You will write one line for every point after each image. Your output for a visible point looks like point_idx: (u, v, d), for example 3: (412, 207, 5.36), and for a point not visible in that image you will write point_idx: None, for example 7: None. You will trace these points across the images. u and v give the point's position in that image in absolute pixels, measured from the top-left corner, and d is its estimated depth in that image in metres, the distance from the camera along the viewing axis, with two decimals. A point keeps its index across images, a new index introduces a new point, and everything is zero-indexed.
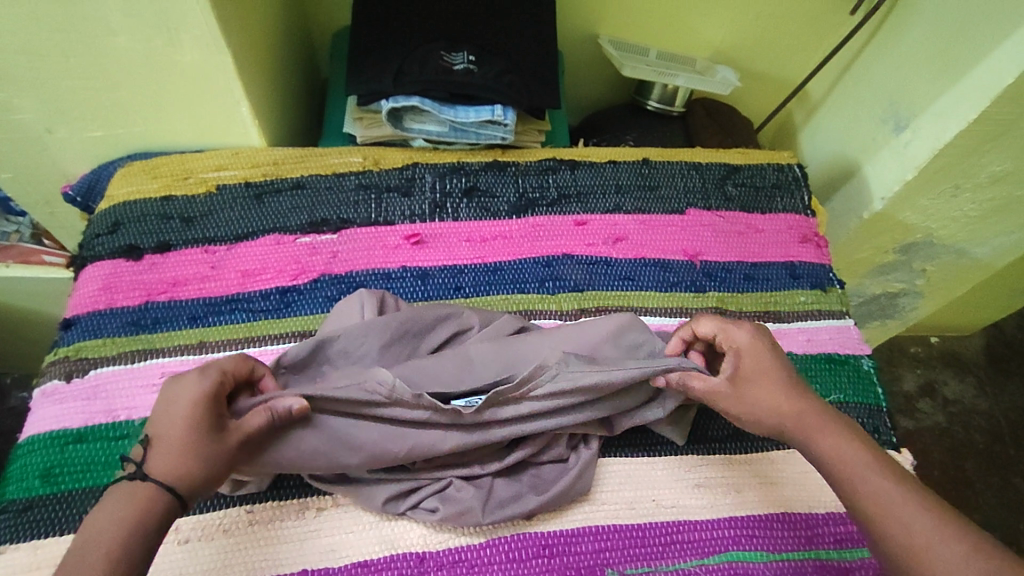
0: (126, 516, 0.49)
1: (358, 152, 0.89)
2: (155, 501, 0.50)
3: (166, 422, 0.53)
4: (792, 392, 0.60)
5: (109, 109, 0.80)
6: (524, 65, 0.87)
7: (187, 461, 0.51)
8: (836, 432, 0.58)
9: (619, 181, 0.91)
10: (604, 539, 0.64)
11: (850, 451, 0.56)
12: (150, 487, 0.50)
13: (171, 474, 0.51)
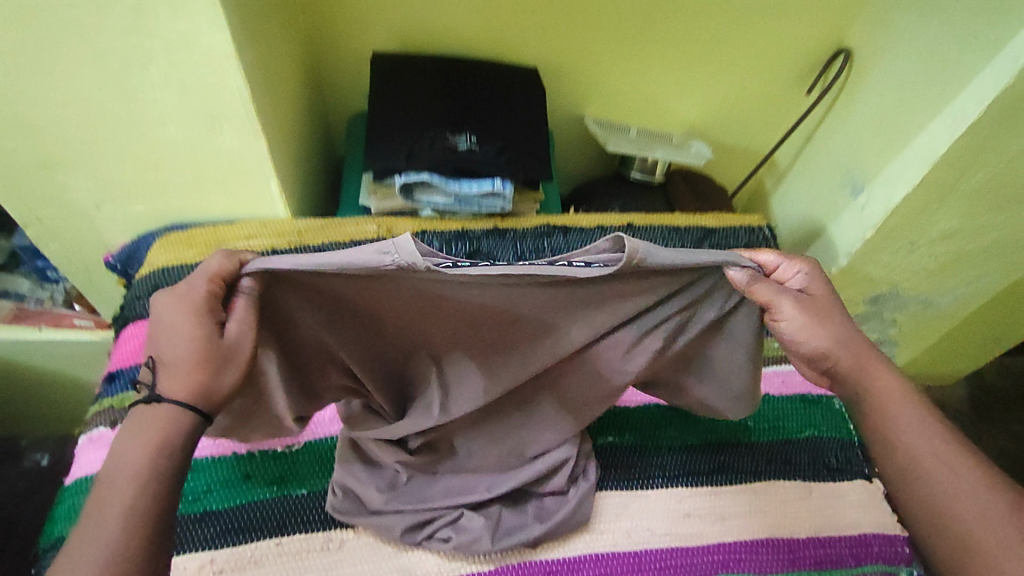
0: (149, 437, 0.52)
1: (373, 221, 1.00)
2: (170, 420, 0.53)
3: (165, 350, 0.55)
4: (850, 329, 0.64)
5: (153, 187, 0.90)
6: (520, 144, 0.99)
7: (197, 377, 0.53)
8: (889, 377, 0.63)
9: (605, 243, 1.01)
10: (604, 565, 0.70)
11: (900, 398, 0.62)
12: (162, 406, 0.53)
13: (178, 391, 0.54)
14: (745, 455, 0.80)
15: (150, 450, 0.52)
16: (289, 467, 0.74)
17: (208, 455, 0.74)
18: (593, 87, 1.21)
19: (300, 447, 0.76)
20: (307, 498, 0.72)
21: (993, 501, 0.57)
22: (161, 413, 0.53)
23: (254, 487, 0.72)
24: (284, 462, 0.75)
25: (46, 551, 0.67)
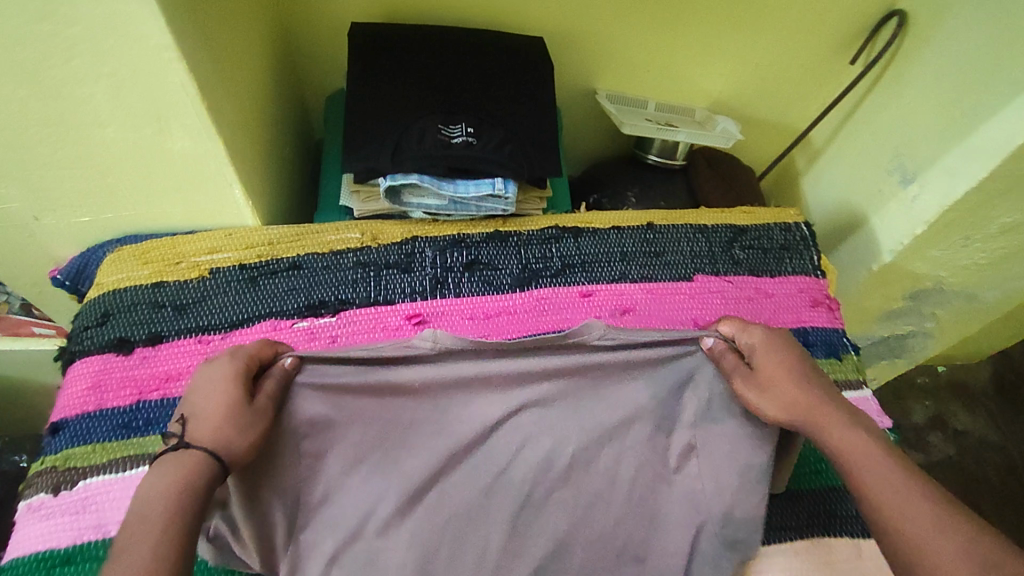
0: (174, 481, 0.54)
1: (356, 227, 0.86)
2: (205, 467, 0.55)
3: (205, 422, 0.57)
4: (807, 386, 0.62)
5: (98, 195, 0.77)
6: (528, 133, 0.84)
7: (232, 430, 0.58)
8: (849, 424, 0.59)
9: (622, 248, 0.88)
10: (586, 545, 0.66)
11: (861, 441, 0.58)
12: (201, 455, 0.56)
13: (230, 446, 0.57)
14: (785, 511, 0.72)
15: (173, 492, 0.53)
16: None
17: None
18: (606, 57, 1.05)
19: None
20: None
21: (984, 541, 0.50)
22: (191, 459, 0.55)
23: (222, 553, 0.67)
24: None
25: None
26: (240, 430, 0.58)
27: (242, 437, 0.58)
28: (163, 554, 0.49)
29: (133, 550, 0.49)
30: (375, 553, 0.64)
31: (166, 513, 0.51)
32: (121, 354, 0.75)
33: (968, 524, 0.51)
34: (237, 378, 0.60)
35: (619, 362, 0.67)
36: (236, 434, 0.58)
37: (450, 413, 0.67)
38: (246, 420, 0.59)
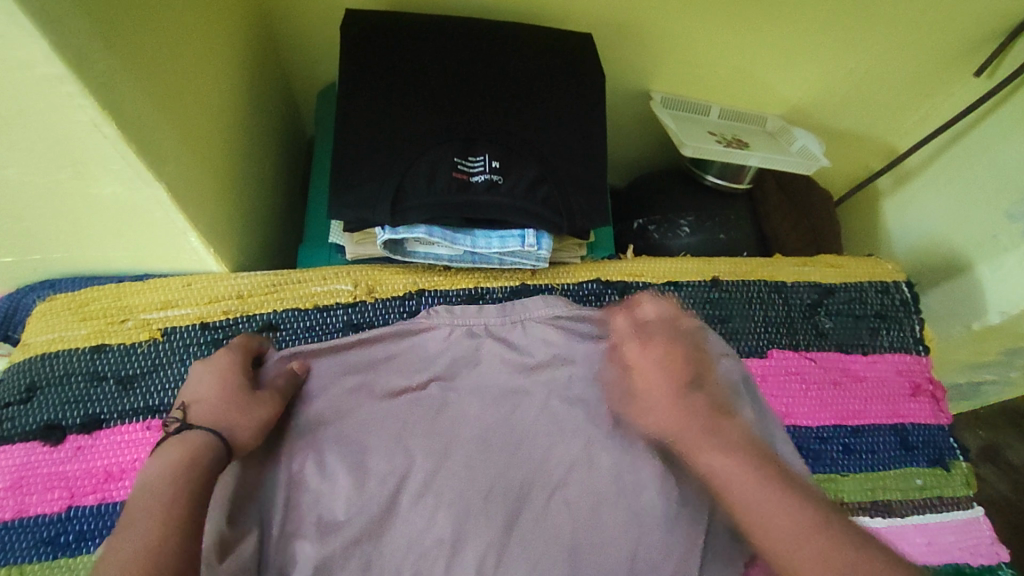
0: (180, 460, 0.49)
1: (347, 275, 0.69)
2: (213, 445, 0.51)
3: (208, 406, 0.54)
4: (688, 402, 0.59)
5: (17, 238, 0.60)
6: (569, 170, 0.66)
7: (232, 412, 0.54)
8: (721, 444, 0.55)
9: (678, 310, 0.71)
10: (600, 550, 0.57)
11: (727, 461, 0.53)
12: (210, 432, 0.51)
13: (238, 426, 0.53)
14: None
15: (184, 467, 0.48)
16: None
17: None
18: (663, 55, 0.85)
19: None
20: None
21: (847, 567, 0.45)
22: (201, 435, 0.51)
23: None
24: None
25: None
26: (244, 413, 0.54)
27: (249, 420, 0.54)
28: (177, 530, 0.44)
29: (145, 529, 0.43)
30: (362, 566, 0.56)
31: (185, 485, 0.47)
32: (48, 444, 0.60)
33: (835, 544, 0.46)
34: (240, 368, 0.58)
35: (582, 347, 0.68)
36: (243, 414, 0.54)
37: (441, 405, 0.64)
38: (255, 404, 0.55)
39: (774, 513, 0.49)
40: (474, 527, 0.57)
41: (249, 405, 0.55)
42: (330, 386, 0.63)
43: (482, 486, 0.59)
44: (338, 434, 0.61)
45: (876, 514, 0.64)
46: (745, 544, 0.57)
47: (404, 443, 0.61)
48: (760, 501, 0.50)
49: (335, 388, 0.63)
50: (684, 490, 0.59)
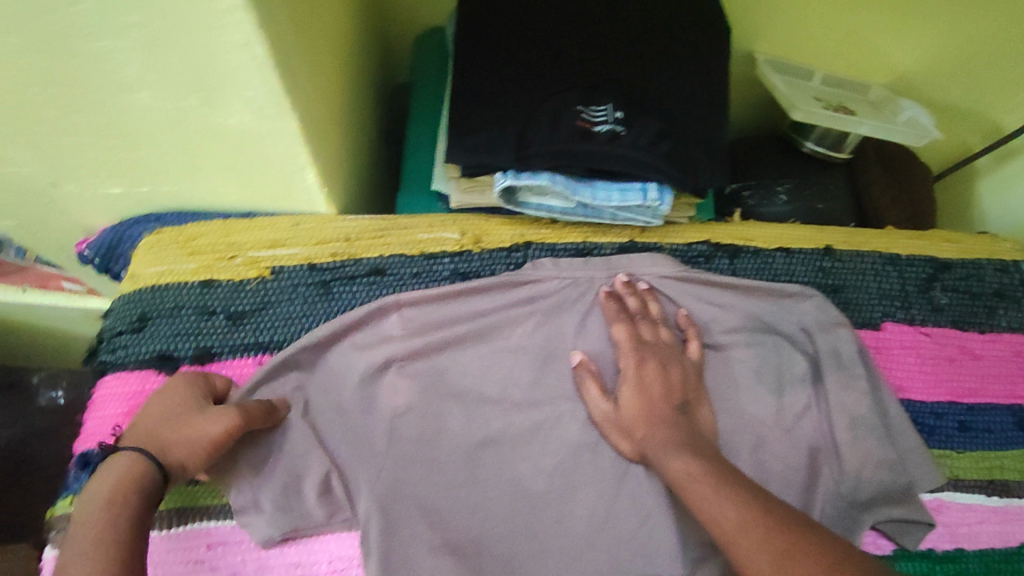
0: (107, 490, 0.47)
1: (453, 224, 0.68)
2: (143, 473, 0.49)
3: (147, 432, 0.51)
4: (649, 396, 0.58)
5: (133, 167, 0.59)
6: (694, 124, 0.63)
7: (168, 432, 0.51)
8: (691, 454, 0.55)
9: (791, 277, 0.69)
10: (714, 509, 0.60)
11: (695, 464, 0.54)
12: (142, 458, 0.49)
13: (174, 449, 0.51)
14: None
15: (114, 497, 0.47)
16: None
17: None
18: (774, 11, 0.82)
19: None
20: None
21: None
22: (131, 462, 0.49)
23: None
24: None
25: None
26: (178, 431, 0.51)
27: (189, 444, 0.51)
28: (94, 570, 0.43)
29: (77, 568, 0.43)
30: (479, 505, 0.58)
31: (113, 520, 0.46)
32: (162, 373, 0.60)
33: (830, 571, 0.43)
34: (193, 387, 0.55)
35: (708, 305, 0.66)
36: (180, 437, 0.51)
37: (554, 355, 0.63)
38: (192, 425, 0.51)
39: (733, 514, 0.50)
40: (583, 478, 0.59)
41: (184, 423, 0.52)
42: (441, 329, 0.62)
43: (585, 436, 0.60)
44: (449, 380, 0.61)
45: (993, 495, 0.63)
46: (859, 518, 0.59)
47: (516, 394, 0.61)
48: (723, 506, 0.50)
49: (451, 330, 0.62)
50: (789, 457, 0.61)
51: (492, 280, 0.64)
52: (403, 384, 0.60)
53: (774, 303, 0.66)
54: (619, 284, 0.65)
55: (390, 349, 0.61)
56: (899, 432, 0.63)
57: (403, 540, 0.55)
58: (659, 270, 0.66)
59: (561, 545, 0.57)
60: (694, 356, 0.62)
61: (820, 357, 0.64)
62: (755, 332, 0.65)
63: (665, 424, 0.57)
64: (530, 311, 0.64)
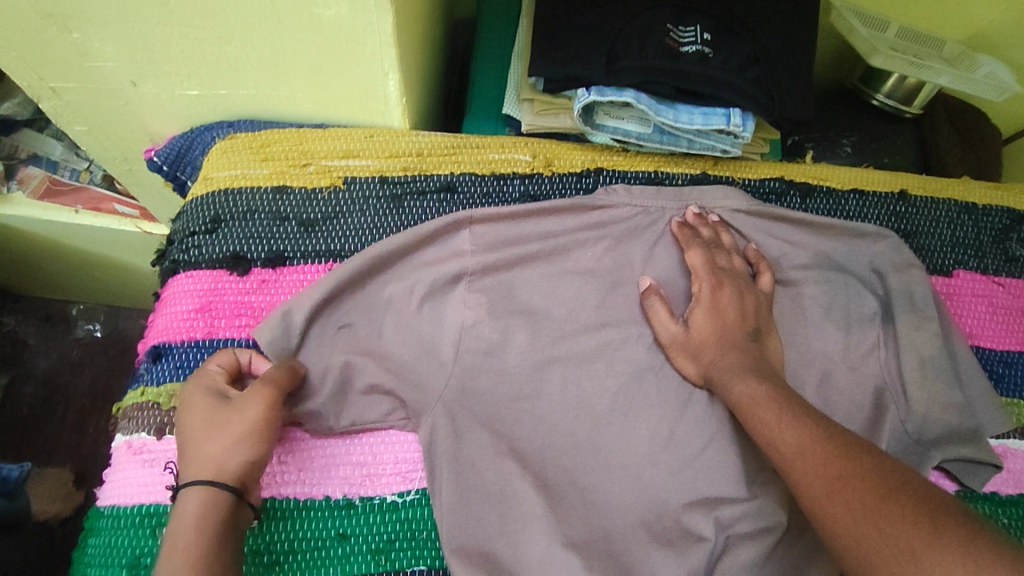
0: (194, 518, 0.46)
1: (525, 146, 0.68)
2: (222, 501, 0.47)
3: (203, 451, 0.49)
4: (720, 319, 0.59)
5: (215, 66, 0.59)
6: (782, 52, 0.61)
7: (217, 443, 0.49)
8: (763, 378, 0.55)
9: (863, 219, 0.68)
10: None
11: (765, 388, 0.53)
12: (216, 484, 0.48)
13: (237, 466, 0.49)
14: None
15: (203, 526, 0.46)
16: (400, 527, 0.55)
17: (294, 496, 0.55)
18: None
19: (415, 497, 0.56)
20: None
21: (850, 496, 0.44)
22: (209, 492, 0.47)
23: (352, 554, 0.54)
24: (395, 520, 0.55)
25: None
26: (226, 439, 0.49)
27: (250, 446, 0.50)
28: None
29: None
30: (543, 421, 0.58)
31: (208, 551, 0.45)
32: (235, 274, 0.61)
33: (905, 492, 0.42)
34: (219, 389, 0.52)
35: (780, 242, 0.65)
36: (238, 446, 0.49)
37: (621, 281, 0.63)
38: (238, 426, 0.50)
39: (791, 439, 0.49)
40: (643, 405, 0.58)
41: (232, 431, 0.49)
42: (512, 246, 0.62)
43: (652, 359, 0.60)
44: (519, 297, 0.61)
45: None
46: (926, 454, 0.59)
47: (583, 317, 0.61)
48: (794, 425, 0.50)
49: (522, 248, 0.62)
50: (857, 394, 0.61)
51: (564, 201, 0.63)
52: (474, 298, 0.60)
53: (845, 243, 0.66)
54: (691, 215, 0.64)
55: (465, 263, 0.60)
56: (971, 376, 0.62)
57: (469, 443, 0.56)
58: (731, 203, 0.66)
59: (623, 465, 0.56)
60: (765, 286, 0.62)
61: (893, 298, 0.63)
62: (825, 271, 0.64)
63: (738, 348, 0.57)
64: (600, 235, 0.63)
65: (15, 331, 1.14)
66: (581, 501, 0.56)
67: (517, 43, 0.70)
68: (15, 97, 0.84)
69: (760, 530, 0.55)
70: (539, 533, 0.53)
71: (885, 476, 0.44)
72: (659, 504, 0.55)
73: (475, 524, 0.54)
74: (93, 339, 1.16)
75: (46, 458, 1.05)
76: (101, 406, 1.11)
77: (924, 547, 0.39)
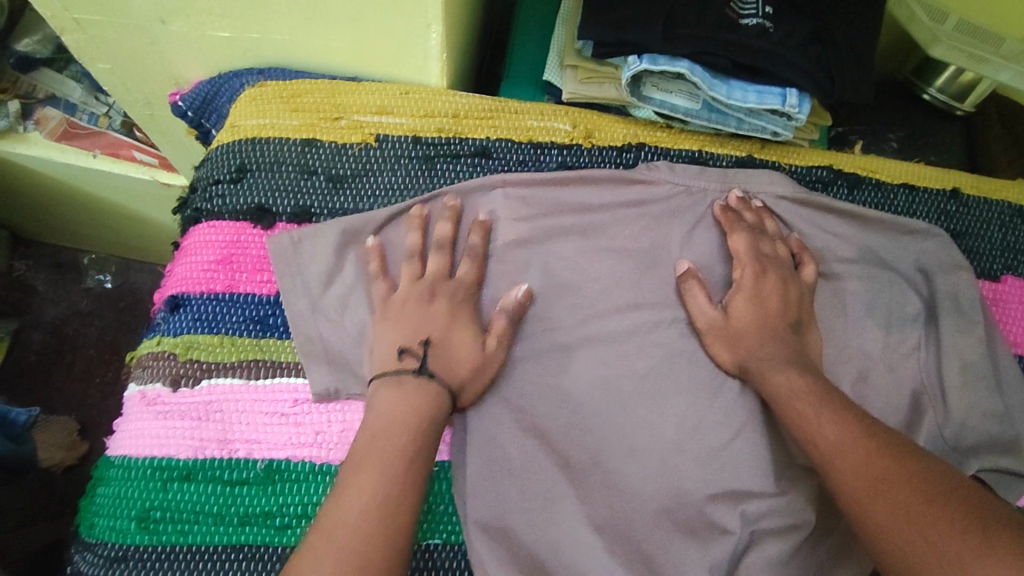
0: (413, 419, 0.49)
1: (565, 115, 0.65)
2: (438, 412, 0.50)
3: (445, 360, 0.53)
4: (760, 308, 0.56)
5: (248, 6, 0.56)
6: (847, 31, 0.58)
7: (459, 362, 0.53)
8: (800, 372, 0.53)
9: (912, 215, 0.65)
10: None
11: (803, 383, 0.52)
12: (434, 385, 0.51)
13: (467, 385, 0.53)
14: None
15: (391, 426, 0.48)
16: None
17: (309, 459, 0.52)
18: None
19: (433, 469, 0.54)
20: (434, 554, 0.52)
21: (896, 497, 0.42)
22: (420, 386, 0.51)
23: None
24: None
25: (83, 553, 0.51)
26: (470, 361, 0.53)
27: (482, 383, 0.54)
28: (367, 492, 0.44)
29: (355, 487, 0.44)
30: (567, 398, 0.55)
31: (390, 448, 0.47)
32: (259, 227, 0.59)
33: (959, 498, 0.41)
34: (412, 298, 0.55)
35: (824, 234, 0.63)
36: (470, 372, 0.53)
37: (657, 261, 0.60)
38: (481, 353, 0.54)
39: (833, 435, 0.47)
40: (674, 390, 0.56)
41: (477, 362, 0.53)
42: (545, 218, 0.60)
43: (685, 345, 0.57)
44: (551, 268, 0.59)
45: None
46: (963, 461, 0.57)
47: (614, 297, 0.59)
48: (834, 420, 0.48)
49: (556, 222, 0.60)
50: (894, 395, 0.58)
51: (601, 177, 0.61)
52: (504, 269, 0.58)
53: (892, 239, 0.63)
54: (737, 199, 0.62)
55: (521, 228, 0.59)
56: (1015, 386, 0.60)
57: (490, 419, 0.54)
58: (778, 188, 0.63)
59: (647, 452, 0.54)
60: (809, 276, 0.59)
61: (938, 299, 0.61)
62: (871, 269, 0.62)
63: (777, 340, 0.55)
64: (636, 215, 0.61)
65: (24, 276, 1.13)
66: (604, 483, 0.53)
67: (563, 6, 0.67)
68: (38, 32, 0.83)
69: (786, 527, 0.53)
70: (563, 515, 0.52)
71: (932, 477, 0.43)
72: (683, 494, 0.53)
73: (494, 499, 0.52)
74: (103, 289, 1.14)
75: (52, 407, 1.04)
76: (108, 357, 1.10)
77: (971, 554, 0.37)
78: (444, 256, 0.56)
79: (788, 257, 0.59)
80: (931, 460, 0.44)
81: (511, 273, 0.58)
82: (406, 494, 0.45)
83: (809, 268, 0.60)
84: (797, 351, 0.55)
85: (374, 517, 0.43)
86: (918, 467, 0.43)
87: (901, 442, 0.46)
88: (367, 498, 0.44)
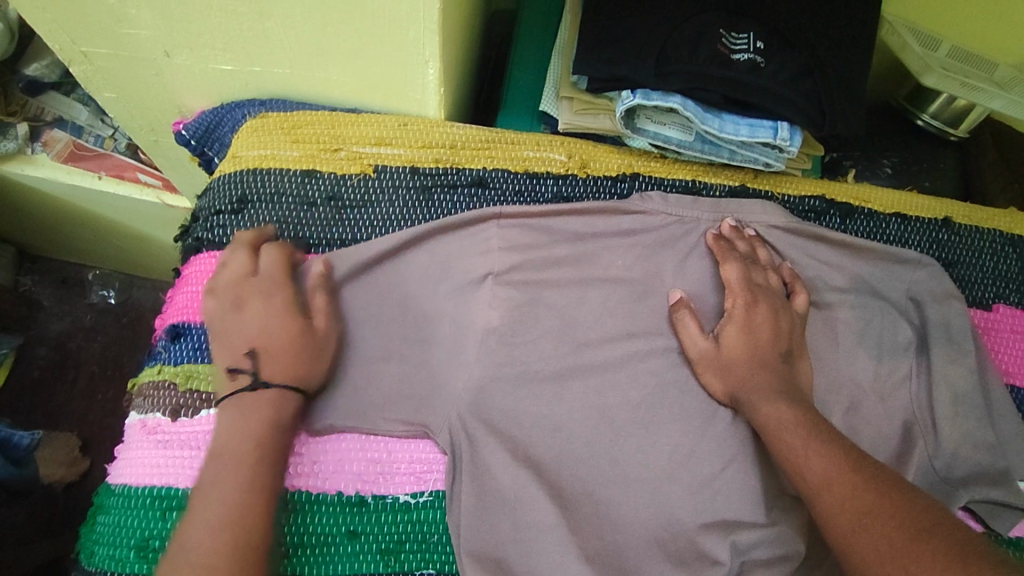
0: (237, 439, 0.48)
1: (561, 146, 0.66)
2: (257, 407, 0.50)
3: (262, 342, 0.52)
4: (751, 338, 0.57)
5: (251, 41, 0.58)
6: (837, 66, 0.59)
7: (291, 356, 0.52)
8: (788, 403, 0.53)
9: (904, 245, 0.66)
10: None
11: (793, 415, 0.52)
12: (273, 391, 0.50)
13: (283, 361, 0.52)
14: None
15: (223, 451, 0.47)
16: (411, 528, 0.54)
17: (306, 489, 0.53)
18: None
19: (428, 499, 0.55)
20: None
21: (882, 532, 0.43)
22: (256, 400, 0.50)
23: (362, 553, 0.53)
24: (407, 521, 0.54)
25: None
26: (262, 328, 0.52)
27: (308, 360, 0.53)
28: (206, 525, 0.44)
29: (194, 521, 0.44)
30: (557, 427, 0.56)
31: (213, 476, 0.46)
32: None
33: (943, 534, 0.41)
34: (228, 305, 0.53)
35: (815, 263, 0.63)
36: (295, 364, 0.52)
37: (649, 290, 0.61)
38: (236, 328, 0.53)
39: (821, 468, 0.48)
40: (667, 420, 0.56)
41: (297, 345, 0.52)
42: (535, 250, 0.61)
43: (678, 374, 0.58)
44: (542, 297, 0.60)
45: None
46: (954, 492, 0.57)
47: (605, 326, 0.59)
48: (820, 451, 0.49)
49: (547, 253, 0.61)
50: (884, 424, 0.59)
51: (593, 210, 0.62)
52: (500, 297, 0.59)
53: (883, 268, 0.64)
54: (730, 230, 0.62)
55: (514, 259, 0.60)
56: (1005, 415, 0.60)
57: (483, 448, 0.55)
58: (770, 218, 0.64)
59: (639, 481, 0.54)
60: (799, 305, 0.60)
61: (929, 329, 0.61)
62: (862, 300, 0.62)
63: (767, 369, 0.56)
64: (629, 245, 0.62)
65: (29, 292, 1.14)
66: (596, 514, 0.54)
67: (560, 37, 0.68)
68: (47, 57, 0.85)
69: (778, 557, 0.53)
70: (553, 544, 0.52)
71: (916, 512, 0.43)
72: (675, 523, 0.53)
73: (488, 529, 0.53)
74: (106, 306, 1.16)
75: (54, 423, 1.06)
76: (110, 373, 1.11)
77: None
78: (254, 258, 0.55)
79: (780, 287, 0.60)
80: (915, 494, 0.45)
81: (438, 312, 0.59)
82: (248, 517, 0.45)
83: (800, 296, 0.60)
84: (786, 382, 0.55)
85: (227, 547, 0.43)
86: (904, 501, 0.44)
87: (889, 476, 0.46)
88: (216, 517, 0.44)
